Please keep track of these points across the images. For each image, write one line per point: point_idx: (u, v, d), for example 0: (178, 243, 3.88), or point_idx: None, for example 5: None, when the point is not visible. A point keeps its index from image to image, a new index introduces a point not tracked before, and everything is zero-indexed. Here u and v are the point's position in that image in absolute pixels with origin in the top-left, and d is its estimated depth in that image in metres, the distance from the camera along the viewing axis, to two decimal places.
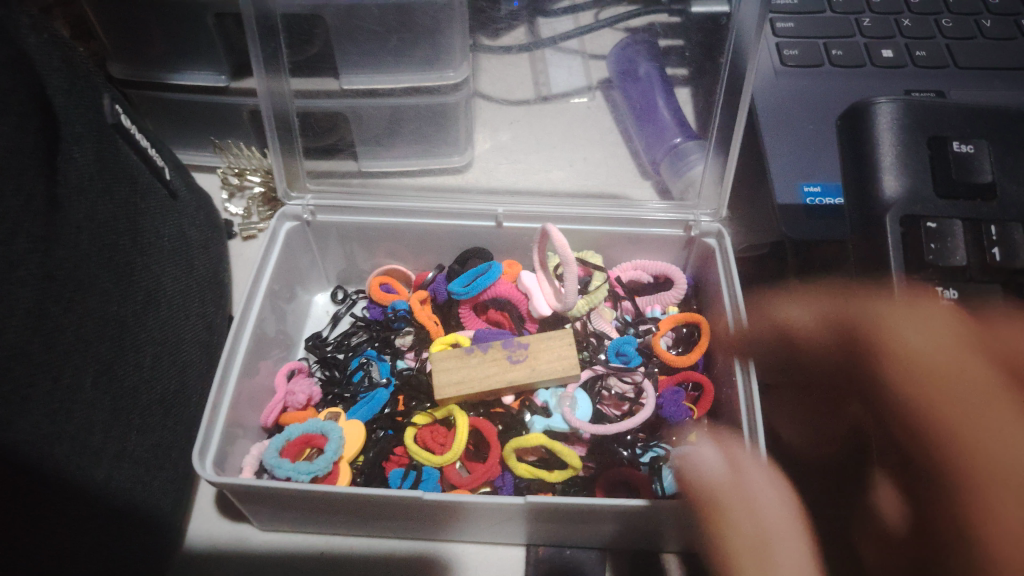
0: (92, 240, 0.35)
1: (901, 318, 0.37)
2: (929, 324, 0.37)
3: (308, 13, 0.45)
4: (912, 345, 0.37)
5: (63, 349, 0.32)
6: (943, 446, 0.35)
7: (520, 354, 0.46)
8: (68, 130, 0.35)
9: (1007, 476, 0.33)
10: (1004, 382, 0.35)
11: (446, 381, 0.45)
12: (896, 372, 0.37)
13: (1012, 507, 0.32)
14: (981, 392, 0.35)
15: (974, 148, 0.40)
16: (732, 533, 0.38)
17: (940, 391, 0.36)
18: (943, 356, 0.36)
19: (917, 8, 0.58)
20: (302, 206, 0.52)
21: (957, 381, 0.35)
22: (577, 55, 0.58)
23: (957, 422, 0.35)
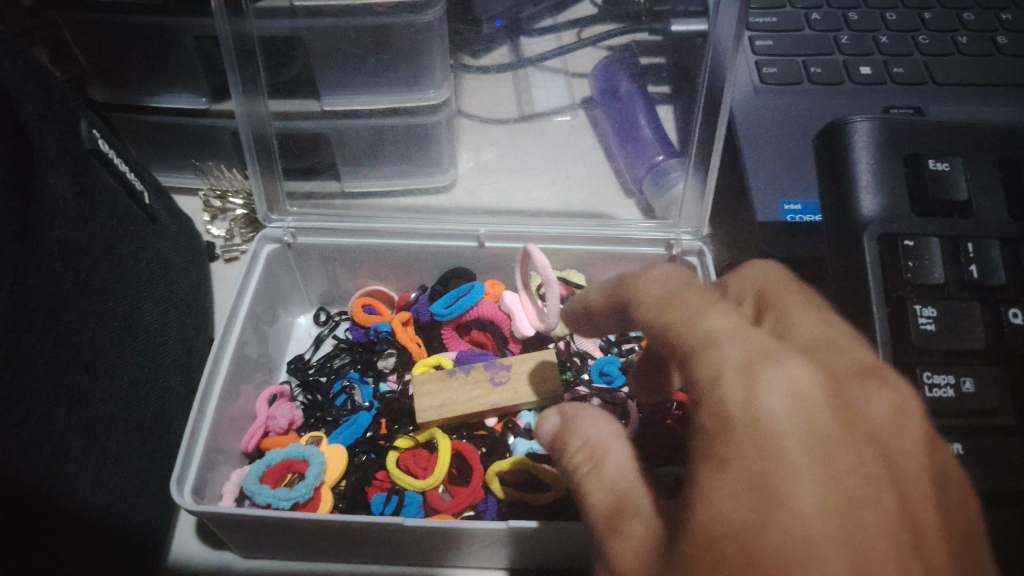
0: (66, 266, 0.35)
1: (654, 280, 0.36)
2: (678, 305, 0.34)
3: (287, 35, 0.45)
4: (671, 322, 0.33)
5: (34, 379, 0.31)
6: (702, 358, 0.31)
7: (502, 376, 0.47)
8: (42, 156, 0.35)
9: (725, 370, 0.30)
10: (718, 311, 0.33)
11: (428, 404, 0.46)
12: (649, 324, 0.34)
13: (764, 399, 0.28)
14: (721, 326, 0.32)
15: (949, 166, 0.40)
16: (578, 459, 0.34)
17: (673, 332, 0.33)
18: (685, 312, 0.33)
19: (895, 26, 0.59)
20: (283, 228, 0.51)
21: (704, 321, 0.32)
22: (559, 74, 0.56)
23: (706, 337, 0.31)
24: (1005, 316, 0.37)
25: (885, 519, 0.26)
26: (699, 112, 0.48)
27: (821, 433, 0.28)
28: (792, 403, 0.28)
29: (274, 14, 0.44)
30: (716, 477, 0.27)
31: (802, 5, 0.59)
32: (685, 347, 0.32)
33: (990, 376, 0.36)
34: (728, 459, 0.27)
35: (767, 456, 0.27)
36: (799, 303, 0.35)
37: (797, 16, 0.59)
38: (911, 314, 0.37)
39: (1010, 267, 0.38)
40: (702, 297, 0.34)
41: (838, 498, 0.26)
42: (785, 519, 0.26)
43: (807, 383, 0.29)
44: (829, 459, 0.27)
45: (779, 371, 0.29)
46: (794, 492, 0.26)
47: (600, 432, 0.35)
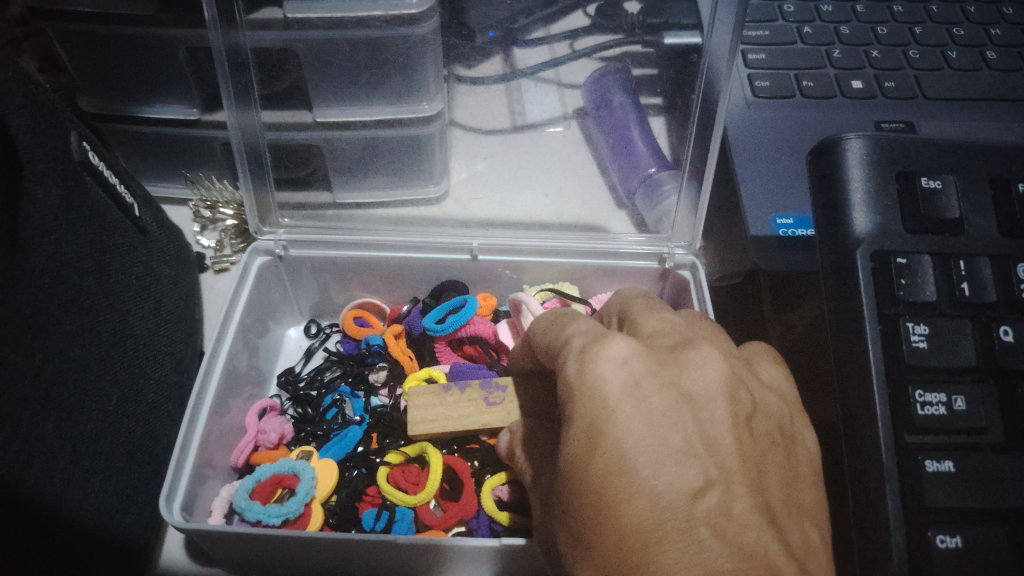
0: (54, 282, 0.35)
1: (543, 314, 0.42)
2: (559, 321, 0.39)
3: (280, 47, 0.45)
4: (547, 337, 0.39)
5: (21, 396, 0.31)
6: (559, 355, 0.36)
7: (499, 394, 0.45)
8: (32, 169, 0.35)
9: (572, 355, 0.35)
10: (576, 323, 0.38)
11: (420, 419, 0.45)
12: (537, 342, 0.40)
13: (593, 367, 0.33)
14: (578, 329, 0.37)
15: (941, 184, 0.40)
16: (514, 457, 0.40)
17: (547, 345, 0.38)
18: (555, 328, 0.39)
19: (885, 40, 0.59)
20: (274, 241, 0.51)
21: (566, 328, 0.38)
22: (552, 86, 0.56)
23: (564, 339, 0.37)
24: (994, 333, 0.38)
25: (688, 440, 0.31)
26: (693, 126, 0.49)
27: (642, 384, 0.32)
28: (616, 364, 0.33)
29: (267, 26, 0.44)
30: (566, 434, 0.33)
31: (794, 19, 0.60)
32: (553, 347, 0.38)
33: (980, 393, 0.37)
34: (571, 418, 0.33)
35: (595, 408, 0.32)
36: (648, 309, 0.40)
37: (789, 30, 0.59)
38: (904, 331, 0.37)
39: (1000, 285, 0.39)
40: (569, 316, 0.39)
41: (651, 434, 0.31)
42: (607, 450, 0.31)
43: (632, 349, 0.34)
44: (645, 401, 0.31)
45: (608, 345, 0.33)
46: (611, 427, 0.31)
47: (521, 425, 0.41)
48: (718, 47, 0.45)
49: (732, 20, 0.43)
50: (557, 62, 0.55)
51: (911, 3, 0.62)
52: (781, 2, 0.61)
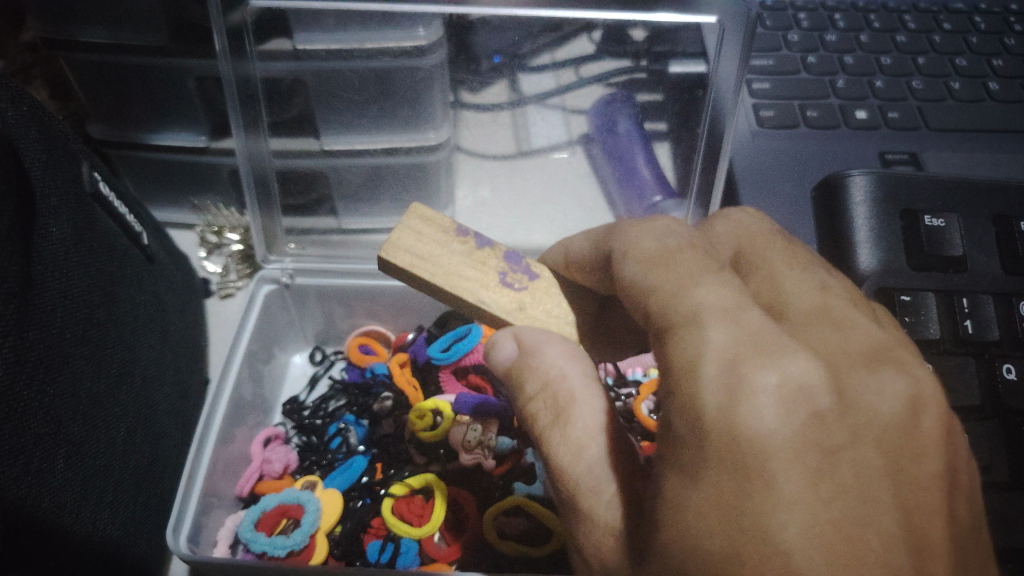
0: (66, 315, 0.35)
1: (634, 235, 0.34)
2: (672, 263, 0.31)
3: (289, 77, 0.46)
4: (653, 282, 0.31)
5: (34, 432, 0.31)
6: (683, 342, 0.28)
7: (517, 280, 0.39)
8: (45, 204, 0.35)
9: (707, 365, 0.27)
10: (702, 284, 0.29)
11: (406, 244, 0.37)
12: (631, 283, 0.32)
13: (754, 413, 0.26)
14: (710, 298, 0.29)
15: (946, 222, 0.41)
16: (529, 392, 0.34)
17: (650, 308, 0.30)
18: (675, 283, 0.30)
19: (889, 70, 0.59)
20: (281, 269, 0.51)
21: (692, 292, 0.29)
22: (558, 111, 0.57)
23: (691, 312, 0.29)
24: (998, 372, 0.38)
25: (887, 544, 0.24)
26: (700, 156, 0.49)
27: (820, 442, 0.26)
28: (785, 411, 0.26)
29: (275, 57, 0.44)
30: (690, 495, 0.26)
31: (799, 49, 0.60)
32: (671, 314, 0.29)
33: (985, 432, 0.37)
34: (701, 473, 0.26)
35: (746, 475, 0.25)
36: (784, 273, 0.32)
37: (793, 59, 0.60)
38: None
39: (1005, 322, 0.39)
40: (687, 260, 0.31)
41: (832, 528, 0.24)
42: (764, 544, 0.24)
43: (808, 381, 0.26)
44: (822, 473, 0.25)
45: (772, 376, 0.26)
46: (777, 515, 0.24)
47: (563, 351, 0.34)
48: (723, 80, 0.45)
49: (735, 55, 0.44)
50: (563, 89, 0.57)
51: (915, 34, 0.62)
52: (786, 32, 0.61)
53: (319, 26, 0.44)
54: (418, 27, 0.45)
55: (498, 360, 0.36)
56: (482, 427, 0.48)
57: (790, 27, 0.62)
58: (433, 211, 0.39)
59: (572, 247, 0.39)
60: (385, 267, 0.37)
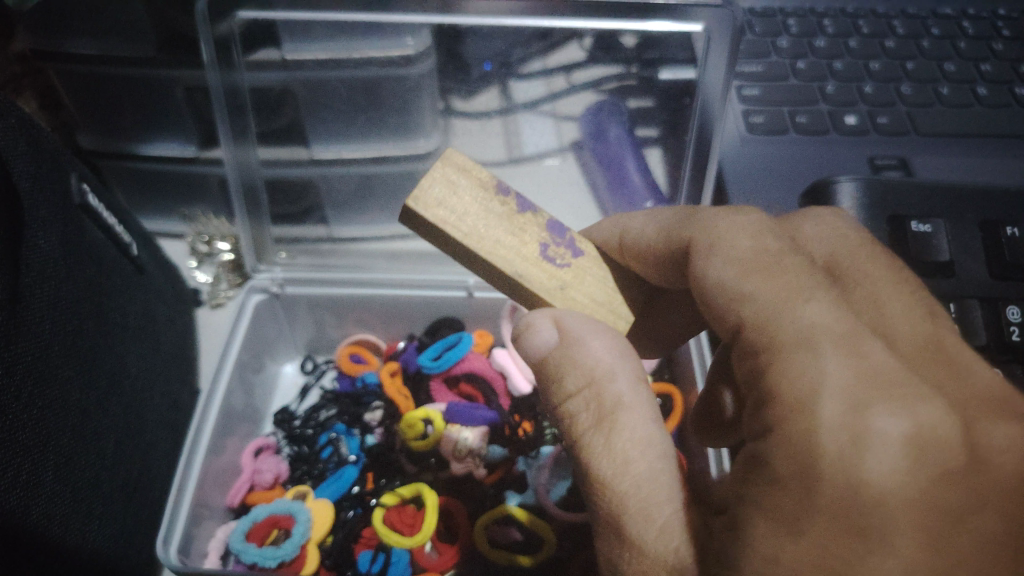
0: (55, 327, 0.35)
1: (727, 236, 0.32)
2: (771, 272, 0.29)
3: (278, 87, 0.46)
4: (748, 288, 0.29)
5: (22, 444, 0.31)
6: (792, 367, 0.26)
7: (560, 256, 0.36)
8: (33, 216, 0.35)
9: (824, 398, 0.25)
10: (811, 301, 0.28)
11: (439, 199, 0.34)
12: (724, 294, 0.30)
13: (872, 460, 0.24)
14: (819, 317, 0.27)
15: (932, 228, 0.42)
16: (566, 389, 0.32)
17: (743, 321, 0.29)
18: (776, 298, 0.28)
19: (878, 76, 0.60)
20: (270, 278, 0.52)
21: (801, 309, 0.28)
22: (550, 118, 0.58)
23: (805, 334, 0.27)
24: None
25: None
26: (688, 160, 0.49)
27: (942, 502, 0.24)
28: (911, 462, 0.24)
29: (264, 67, 0.44)
30: (783, 545, 0.24)
31: (789, 54, 0.61)
32: (776, 336, 0.27)
33: None
34: (801, 517, 0.24)
35: (854, 530, 0.24)
36: (888, 291, 0.30)
37: (783, 65, 0.60)
38: None
39: (990, 327, 0.40)
40: (788, 272, 0.29)
41: None
42: None
43: (940, 431, 0.24)
44: (940, 536, 0.24)
45: (899, 422, 0.24)
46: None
47: (607, 346, 0.32)
48: (709, 87, 0.46)
49: (723, 60, 0.44)
50: (554, 96, 0.58)
51: (903, 40, 0.63)
52: (775, 38, 0.62)
53: (307, 36, 0.44)
54: (405, 36, 0.45)
55: (527, 348, 0.33)
56: (472, 439, 0.49)
57: (779, 33, 0.62)
58: (473, 163, 0.35)
59: (631, 233, 0.36)
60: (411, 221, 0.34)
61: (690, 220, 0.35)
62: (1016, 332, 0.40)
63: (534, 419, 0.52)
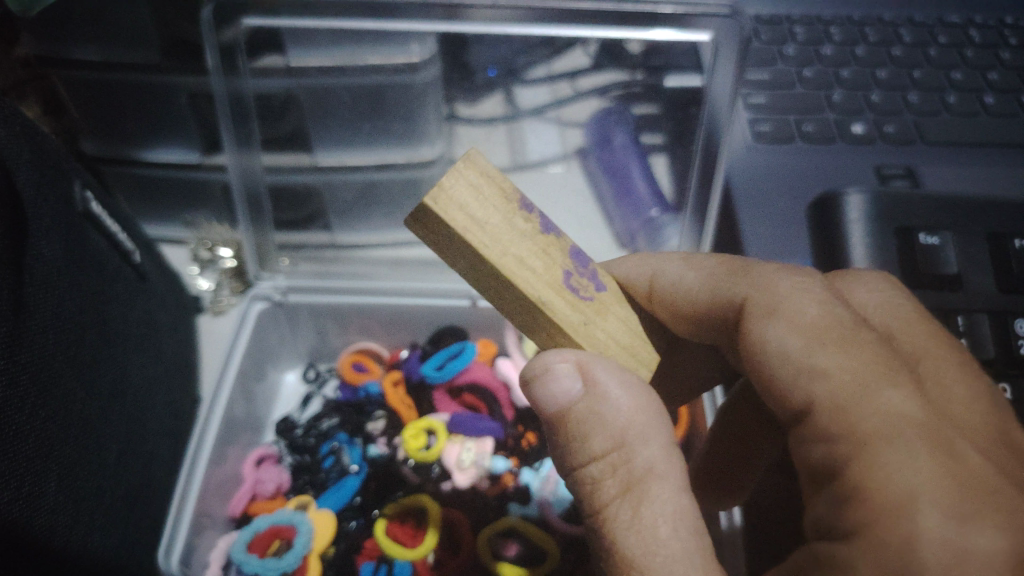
0: (58, 338, 0.35)
1: (791, 305, 0.31)
2: (844, 347, 0.28)
3: (282, 94, 0.45)
4: (823, 364, 0.28)
5: (25, 456, 0.31)
6: (879, 457, 0.25)
7: (581, 287, 0.31)
8: (37, 225, 0.35)
9: (922, 498, 0.24)
10: (896, 387, 0.27)
11: (462, 203, 0.28)
12: (791, 371, 0.29)
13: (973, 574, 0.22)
14: (906, 408, 0.26)
15: (940, 240, 0.42)
16: (588, 449, 0.30)
17: (817, 402, 0.28)
18: (856, 383, 0.27)
19: (885, 84, 0.59)
20: (274, 286, 0.51)
21: (882, 394, 0.27)
22: (554, 124, 0.60)
23: (889, 423, 0.26)
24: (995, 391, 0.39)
25: None
26: (694, 172, 0.48)
27: None
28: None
29: (268, 73, 0.44)
30: None
31: (794, 62, 0.60)
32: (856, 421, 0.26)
33: None
34: None
35: None
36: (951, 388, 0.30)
37: (789, 73, 0.60)
38: None
39: (999, 342, 0.40)
40: (867, 350, 0.28)
41: None
42: None
43: None
44: None
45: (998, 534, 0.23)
46: None
47: (637, 404, 0.30)
48: (718, 95, 0.44)
49: (731, 70, 0.43)
50: (559, 103, 0.61)
51: (910, 48, 0.62)
52: (781, 46, 0.62)
53: (311, 44, 0.44)
54: (412, 43, 0.45)
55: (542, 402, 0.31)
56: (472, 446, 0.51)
57: (786, 40, 0.62)
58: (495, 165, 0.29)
59: (665, 280, 0.36)
60: (415, 220, 0.27)
61: (743, 278, 0.34)
62: None
63: (536, 429, 0.53)
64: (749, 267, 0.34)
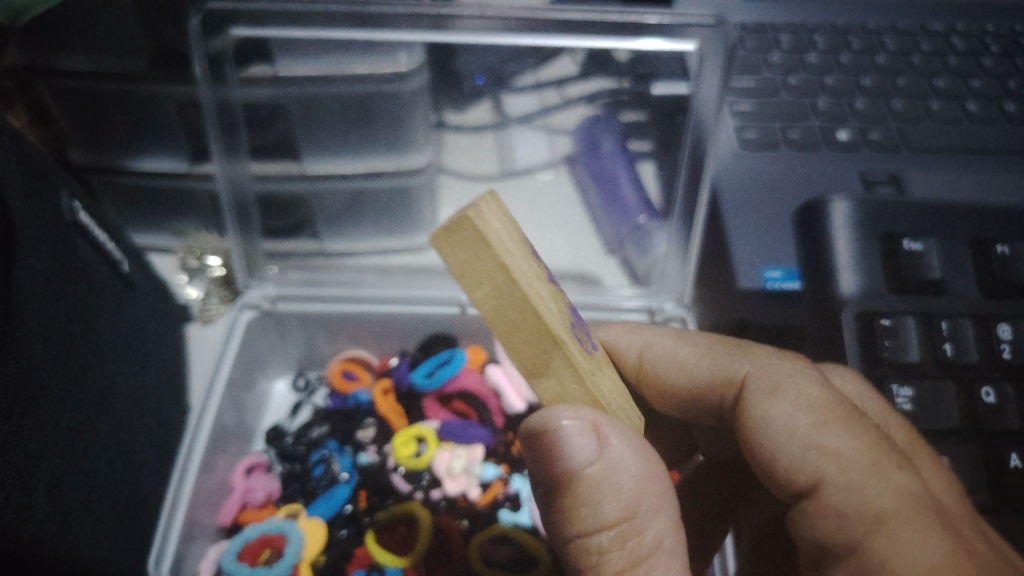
0: (46, 347, 0.35)
1: (786, 380, 0.33)
2: (847, 425, 0.30)
3: (271, 103, 0.45)
4: (831, 442, 0.30)
5: (13, 466, 0.31)
6: (890, 537, 0.26)
7: (583, 343, 0.31)
8: (24, 235, 0.35)
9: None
10: (903, 468, 0.28)
11: (492, 221, 0.26)
12: (795, 448, 0.31)
13: None
14: (912, 489, 0.27)
15: (924, 246, 0.42)
16: (597, 517, 0.31)
17: (823, 475, 0.29)
18: (866, 461, 0.28)
19: (869, 91, 0.60)
20: (262, 295, 0.51)
21: (891, 473, 0.28)
22: (542, 131, 0.61)
23: (896, 504, 0.27)
24: (977, 395, 0.40)
25: None
26: (681, 177, 0.47)
27: None
28: None
29: (257, 82, 0.44)
30: None
31: (780, 71, 0.61)
32: (867, 497, 0.27)
33: (964, 455, 0.39)
34: None
35: None
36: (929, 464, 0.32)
37: (774, 81, 0.60)
38: (889, 395, 0.39)
39: (981, 346, 0.41)
40: (869, 429, 0.30)
41: None
42: None
43: None
44: None
45: None
46: None
47: (640, 474, 0.31)
48: (704, 102, 0.44)
49: (716, 78, 0.44)
50: (548, 110, 0.60)
51: (893, 56, 0.63)
52: (767, 54, 0.62)
53: (297, 54, 0.43)
54: (399, 53, 0.45)
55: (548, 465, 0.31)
56: (464, 454, 0.51)
57: (771, 48, 0.63)
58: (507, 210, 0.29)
59: (654, 349, 0.42)
60: (446, 233, 0.27)
61: (742, 357, 0.37)
62: (1008, 349, 0.41)
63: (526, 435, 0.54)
64: (747, 346, 0.37)
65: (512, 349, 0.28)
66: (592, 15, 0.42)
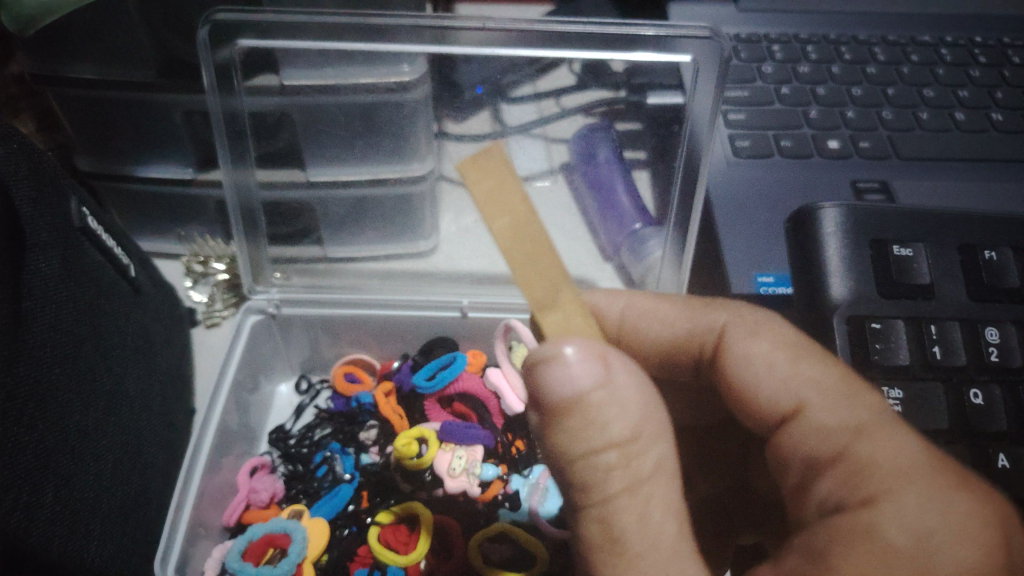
0: (55, 350, 0.36)
1: (764, 324, 0.38)
2: (823, 361, 0.35)
3: (276, 112, 0.46)
4: (811, 370, 0.34)
5: (22, 467, 0.32)
6: (871, 437, 0.31)
7: None
8: (35, 241, 0.36)
9: (907, 467, 0.29)
10: (870, 393, 0.33)
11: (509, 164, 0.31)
12: (781, 378, 0.35)
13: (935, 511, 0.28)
14: (881, 405, 0.33)
15: (913, 251, 0.44)
16: (603, 435, 0.30)
17: (806, 400, 0.34)
18: (842, 385, 0.34)
19: (859, 101, 0.62)
20: (268, 299, 0.52)
21: (863, 393, 0.33)
22: (541, 141, 0.58)
23: (873, 414, 0.32)
24: (966, 397, 0.41)
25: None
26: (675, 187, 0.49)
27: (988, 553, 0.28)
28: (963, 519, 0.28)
29: (261, 91, 0.45)
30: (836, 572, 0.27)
31: (772, 80, 0.62)
32: (849, 411, 0.32)
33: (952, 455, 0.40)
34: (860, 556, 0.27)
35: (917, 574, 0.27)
36: None
37: (767, 90, 0.61)
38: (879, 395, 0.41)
39: (969, 349, 0.42)
40: (839, 365, 0.35)
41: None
42: None
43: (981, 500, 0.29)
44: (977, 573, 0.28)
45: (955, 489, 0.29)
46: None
47: (641, 398, 0.31)
48: (698, 111, 0.46)
49: (711, 87, 0.45)
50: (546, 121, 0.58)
51: (883, 66, 0.65)
52: (760, 64, 0.63)
53: (304, 64, 0.45)
54: (403, 63, 0.46)
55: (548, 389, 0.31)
56: (466, 455, 0.51)
57: (763, 59, 0.64)
58: None
59: (638, 305, 0.44)
60: (475, 164, 0.31)
61: (718, 309, 0.40)
62: (995, 352, 0.42)
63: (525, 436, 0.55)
64: (720, 301, 0.41)
65: (526, 281, 0.31)
66: (592, 27, 0.43)
